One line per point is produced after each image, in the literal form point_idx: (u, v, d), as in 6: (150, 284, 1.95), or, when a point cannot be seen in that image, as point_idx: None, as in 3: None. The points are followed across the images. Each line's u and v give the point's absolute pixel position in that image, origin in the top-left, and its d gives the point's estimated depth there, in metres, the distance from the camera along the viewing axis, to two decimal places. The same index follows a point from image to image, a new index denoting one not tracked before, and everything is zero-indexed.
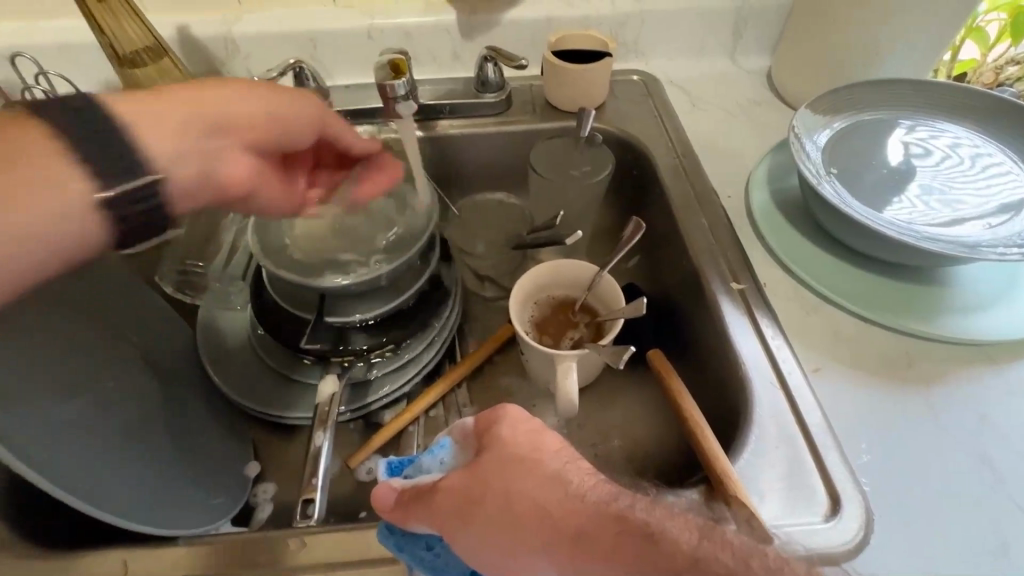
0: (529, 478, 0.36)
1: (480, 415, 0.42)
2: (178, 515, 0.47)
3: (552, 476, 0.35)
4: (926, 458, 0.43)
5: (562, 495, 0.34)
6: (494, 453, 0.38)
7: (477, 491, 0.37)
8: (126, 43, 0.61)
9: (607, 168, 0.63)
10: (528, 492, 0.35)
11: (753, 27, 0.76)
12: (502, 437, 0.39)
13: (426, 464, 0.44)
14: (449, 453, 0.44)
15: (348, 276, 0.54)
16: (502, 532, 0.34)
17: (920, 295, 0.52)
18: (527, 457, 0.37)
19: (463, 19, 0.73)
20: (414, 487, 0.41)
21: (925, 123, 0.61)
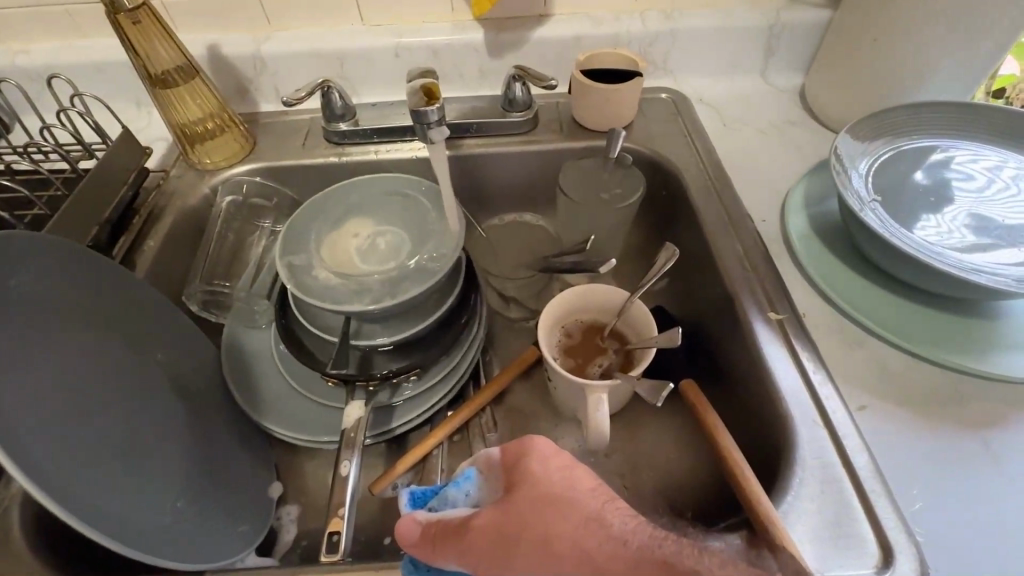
0: (568, 518, 0.35)
1: (506, 448, 0.42)
2: (213, 545, 0.46)
3: (592, 517, 0.35)
4: (983, 509, 0.41)
5: (604, 536, 0.35)
6: (527, 489, 0.38)
7: (514, 529, 0.36)
8: (158, 62, 0.61)
9: (638, 189, 0.61)
10: (567, 533, 0.35)
11: (786, 45, 0.75)
12: (535, 472, 0.38)
13: (450, 497, 0.41)
14: (476, 486, 0.41)
15: (377, 302, 0.54)
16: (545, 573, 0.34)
17: (972, 332, 0.49)
18: (564, 495, 0.37)
19: (491, 36, 0.72)
20: (440, 520, 0.39)
21: (968, 146, 0.59)
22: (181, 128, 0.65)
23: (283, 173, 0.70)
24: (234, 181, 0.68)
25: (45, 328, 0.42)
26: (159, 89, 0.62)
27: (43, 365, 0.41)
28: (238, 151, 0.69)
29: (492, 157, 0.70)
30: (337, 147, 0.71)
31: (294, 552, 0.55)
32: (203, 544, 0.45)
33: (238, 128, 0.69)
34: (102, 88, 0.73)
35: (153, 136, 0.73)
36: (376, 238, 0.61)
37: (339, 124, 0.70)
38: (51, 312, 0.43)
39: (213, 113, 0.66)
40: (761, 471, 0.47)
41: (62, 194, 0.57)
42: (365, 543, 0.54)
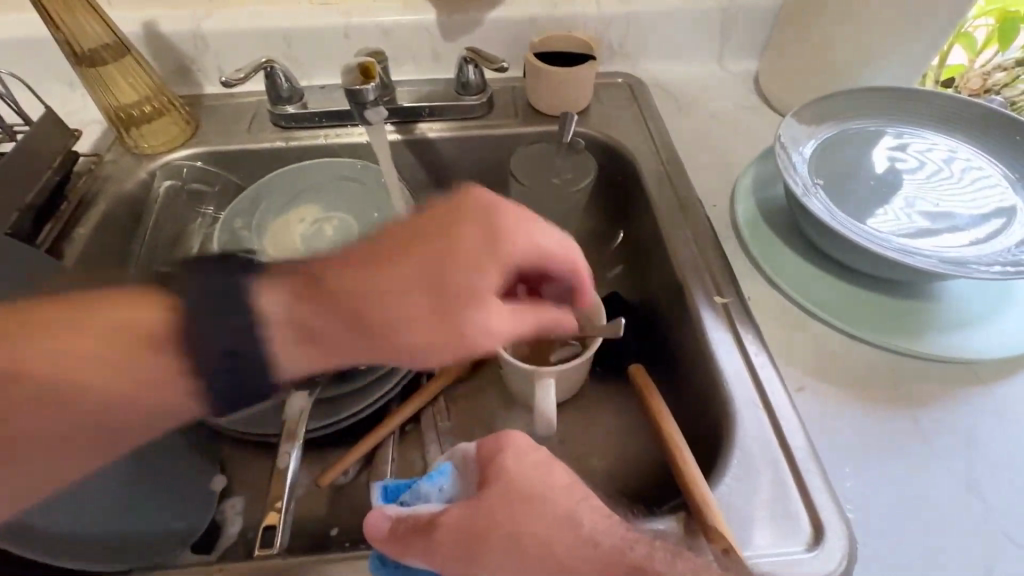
0: (539, 518, 0.35)
1: (483, 443, 0.41)
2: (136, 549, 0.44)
3: (563, 516, 0.35)
4: (912, 487, 0.42)
5: (574, 537, 0.34)
6: (501, 486, 0.37)
7: (483, 531, 0.35)
8: (85, 40, 0.58)
9: (590, 173, 0.61)
10: (535, 532, 0.35)
11: (741, 31, 0.75)
12: (509, 471, 0.38)
13: (423, 491, 0.40)
14: (449, 481, 0.41)
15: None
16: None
17: (908, 314, 0.50)
18: (540, 494, 0.36)
19: (443, 19, 0.70)
20: (407, 515, 0.38)
21: (913, 133, 0.60)
22: (115, 112, 0.62)
23: (227, 158, 0.67)
24: (175, 165, 0.65)
25: None
26: (87, 68, 0.59)
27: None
28: (179, 135, 0.66)
29: (446, 143, 0.68)
30: (285, 131, 0.68)
31: (238, 545, 0.52)
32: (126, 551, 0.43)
33: (178, 112, 0.66)
34: (26, 67, 0.69)
35: (87, 119, 0.69)
36: (323, 224, 0.60)
37: (286, 107, 0.68)
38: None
39: (151, 96, 0.63)
40: (702, 453, 0.47)
41: None
42: (314, 538, 0.52)
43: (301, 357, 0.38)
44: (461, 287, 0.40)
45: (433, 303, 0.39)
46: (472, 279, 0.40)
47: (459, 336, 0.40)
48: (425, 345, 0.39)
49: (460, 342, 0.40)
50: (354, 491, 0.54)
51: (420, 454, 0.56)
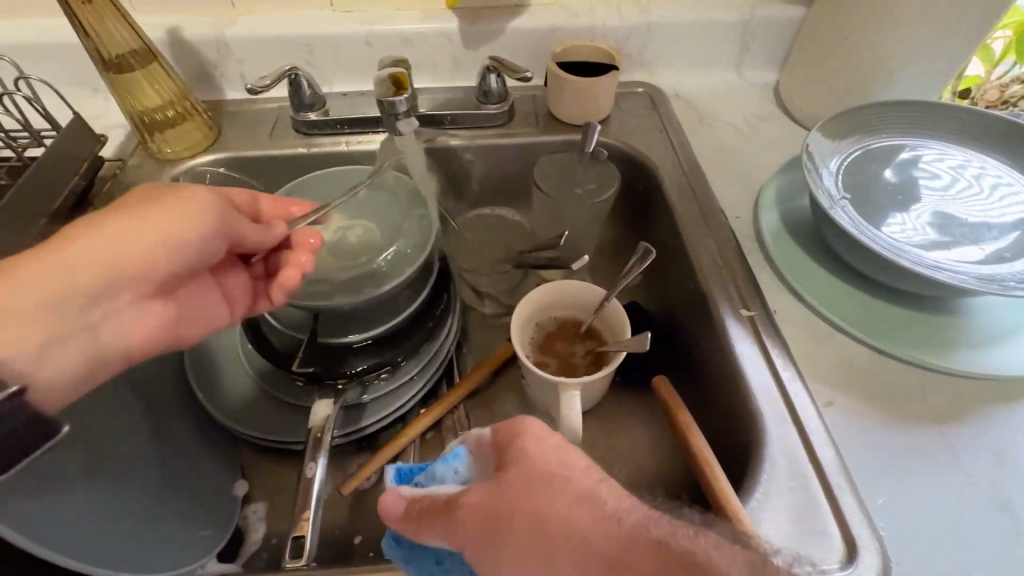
0: (559, 495, 0.33)
1: (499, 427, 0.39)
2: (150, 558, 0.43)
3: (583, 495, 0.32)
4: (944, 505, 0.42)
5: (597, 516, 0.31)
6: (520, 469, 0.35)
7: (500, 513, 0.33)
8: (113, 46, 0.58)
9: (613, 186, 0.60)
10: (560, 513, 0.32)
11: (762, 42, 0.75)
12: (527, 452, 0.36)
13: (439, 473, 0.40)
14: (465, 464, 0.40)
15: (350, 296, 0.52)
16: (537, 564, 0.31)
17: (934, 329, 0.50)
18: (556, 474, 0.34)
19: (465, 27, 0.70)
20: (426, 499, 0.37)
21: (937, 147, 0.60)
22: (139, 116, 0.62)
23: (249, 164, 0.68)
24: (197, 170, 0.66)
25: None
26: (114, 73, 0.59)
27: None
28: (201, 140, 0.66)
29: (468, 151, 0.68)
30: (306, 137, 0.69)
31: (261, 553, 0.53)
32: (140, 561, 0.42)
33: (201, 117, 0.66)
34: (53, 72, 0.69)
35: (110, 123, 0.69)
36: (346, 232, 0.59)
37: (309, 113, 0.68)
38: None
39: (174, 101, 0.63)
40: (729, 467, 0.48)
41: (8, 183, 0.53)
42: (336, 546, 0.52)
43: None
44: (165, 199, 0.42)
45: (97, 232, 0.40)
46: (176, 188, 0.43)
47: (154, 233, 0.41)
48: (141, 247, 0.41)
49: (161, 237, 0.41)
50: (376, 499, 0.54)
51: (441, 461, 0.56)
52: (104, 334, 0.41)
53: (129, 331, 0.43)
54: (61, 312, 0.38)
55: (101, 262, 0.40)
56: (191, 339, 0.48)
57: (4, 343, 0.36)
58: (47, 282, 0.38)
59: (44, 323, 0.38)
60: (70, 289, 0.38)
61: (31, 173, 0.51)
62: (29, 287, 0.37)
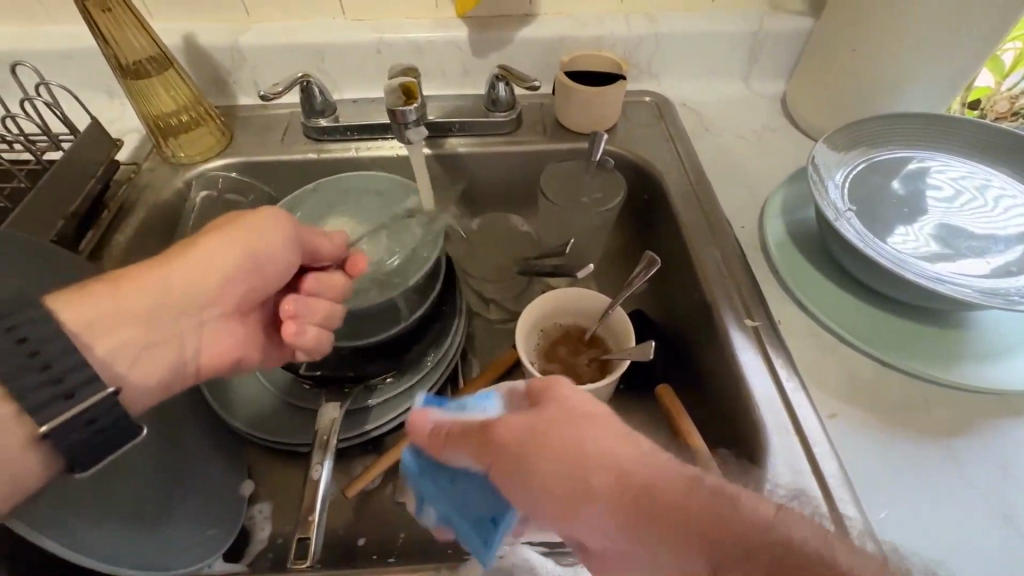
0: (598, 433, 0.32)
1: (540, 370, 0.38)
2: (161, 556, 0.43)
3: (623, 435, 0.32)
4: (948, 519, 0.42)
5: (636, 453, 0.31)
6: (561, 404, 0.34)
7: (537, 442, 0.32)
8: (129, 52, 0.59)
9: (618, 196, 0.61)
10: (599, 446, 0.32)
11: (769, 52, 0.75)
12: (569, 393, 0.35)
13: (472, 405, 0.40)
14: (499, 404, 0.40)
15: (372, 296, 0.54)
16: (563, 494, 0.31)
17: (939, 342, 0.50)
18: (596, 414, 0.33)
19: (475, 36, 0.71)
20: (457, 422, 0.37)
21: (945, 160, 0.60)
22: (154, 121, 0.63)
23: (260, 168, 0.69)
24: (209, 175, 0.66)
25: None
26: (131, 79, 0.60)
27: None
28: (214, 145, 0.67)
29: (475, 158, 0.69)
30: (316, 143, 0.70)
31: (267, 553, 0.53)
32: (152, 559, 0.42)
33: (214, 122, 0.67)
34: (71, 77, 0.71)
35: (125, 128, 0.71)
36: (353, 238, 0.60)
37: (319, 119, 0.69)
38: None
39: (188, 106, 0.64)
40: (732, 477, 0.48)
41: (27, 187, 0.55)
42: (340, 547, 0.52)
43: (99, 313, 0.38)
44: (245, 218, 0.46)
45: (187, 252, 0.43)
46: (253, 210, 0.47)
47: (236, 248, 0.44)
48: (225, 261, 0.44)
49: (243, 251, 0.45)
50: (381, 500, 0.54)
51: None
52: (192, 346, 0.44)
53: (211, 346, 0.45)
54: (155, 324, 0.41)
55: (189, 278, 0.43)
56: (254, 363, 0.49)
57: (104, 346, 0.38)
58: (147, 294, 0.41)
59: (143, 332, 0.40)
60: (165, 303, 0.42)
61: (48, 176, 0.52)
62: (134, 300, 0.40)
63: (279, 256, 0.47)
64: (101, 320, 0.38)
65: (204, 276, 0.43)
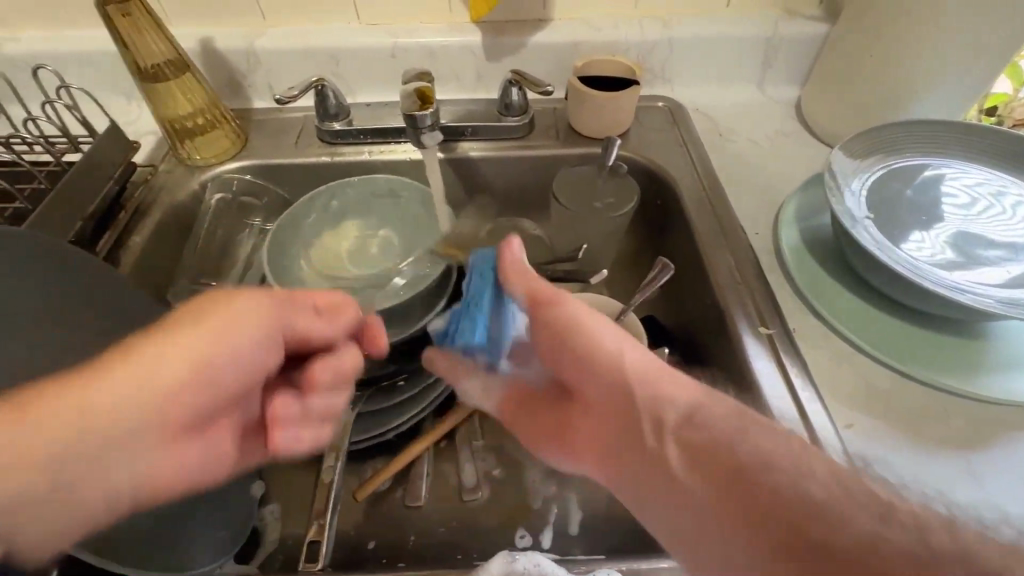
0: (648, 366, 0.37)
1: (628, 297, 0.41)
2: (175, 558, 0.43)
3: (675, 382, 0.36)
4: None
5: (678, 394, 0.36)
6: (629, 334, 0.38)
7: (586, 335, 0.37)
8: (148, 56, 0.60)
9: (631, 201, 0.61)
10: (648, 372, 0.36)
11: (783, 57, 0.75)
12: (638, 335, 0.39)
13: None
14: None
15: (390, 296, 0.56)
16: (588, 356, 0.37)
17: (957, 352, 0.50)
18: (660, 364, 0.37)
19: (488, 40, 0.71)
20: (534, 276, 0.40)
21: (964, 167, 0.59)
22: (170, 123, 0.64)
23: (274, 171, 0.69)
24: (223, 178, 0.67)
25: None
26: (148, 82, 0.60)
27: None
28: (229, 148, 0.68)
29: (487, 162, 0.69)
30: (329, 145, 0.70)
31: (276, 555, 0.53)
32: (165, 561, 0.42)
33: (229, 125, 0.68)
34: (90, 80, 0.72)
35: (142, 130, 0.71)
36: (366, 242, 0.61)
37: (333, 122, 0.69)
38: (32, 313, 0.42)
39: (204, 109, 0.65)
40: None
41: (46, 188, 0.55)
42: (350, 552, 0.52)
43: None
44: (217, 302, 0.36)
45: (133, 356, 0.31)
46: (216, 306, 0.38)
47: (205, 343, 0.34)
48: (185, 363, 0.33)
49: (214, 348, 0.34)
50: (391, 505, 0.54)
51: (455, 470, 0.56)
52: (133, 487, 0.31)
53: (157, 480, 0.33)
54: (81, 465, 0.29)
55: (136, 390, 0.31)
56: (213, 482, 0.37)
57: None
58: (76, 420, 0.29)
59: (62, 478, 0.28)
60: (100, 432, 0.29)
61: (66, 178, 0.53)
62: (54, 432, 0.28)
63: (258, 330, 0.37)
64: (8, 474, 0.26)
65: (153, 386, 0.32)
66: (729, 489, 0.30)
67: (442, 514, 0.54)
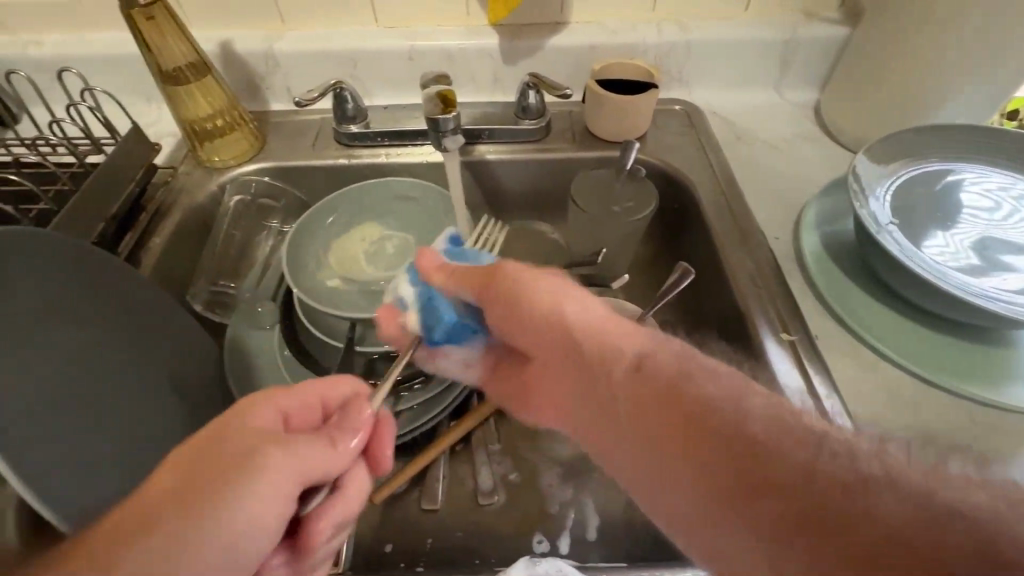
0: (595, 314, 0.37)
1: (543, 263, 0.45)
2: None
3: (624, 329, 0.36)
4: None
5: (626, 339, 0.35)
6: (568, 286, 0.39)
7: (525, 290, 0.38)
8: (170, 59, 0.60)
9: (650, 204, 0.60)
10: (590, 319, 0.36)
11: (803, 60, 0.74)
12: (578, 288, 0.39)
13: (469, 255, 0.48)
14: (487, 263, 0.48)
15: None
16: (527, 305, 0.37)
17: (983, 361, 0.49)
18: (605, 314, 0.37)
19: (505, 43, 0.71)
20: (458, 268, 0.43)
21: (989, 173, 0.58)
22: (190, 125, 0.64)
23: (291, 173, 0.70)
24: (242, 179, 0.67)
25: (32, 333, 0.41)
26: (170, 84, 0.61)
27: (21, 376, 0.39)
28: (248, 149, 0.68)
29: (504, 165, 0.69)
30: (347, 148, 0.70)
31: None
32: None
33: (247, 127, 0.68)
34: (111, 82, 0.72)
35: (161, 132, 0.72)
36: (382, 244, 0.62)
37: (350, 125, 0.69)
38: (35, 313, 0.42)
39: (223, 111, 0.65)
40: None
41: (69, 190, 0.56)
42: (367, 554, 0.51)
43: None
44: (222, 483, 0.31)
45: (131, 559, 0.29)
46: (242, 423, 0.35)
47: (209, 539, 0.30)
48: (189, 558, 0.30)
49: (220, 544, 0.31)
50: (407, 508, 0.54)
51: (471, 474, 0.56)
52: None
53: None
54: None
55: None
56: None
57: None
58: None
59: None
60: None
61: (89, 180, 0.53)
62: None
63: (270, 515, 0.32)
64: None
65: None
66: (693, 432, 0.29)
67: (459, 518, 0.53)
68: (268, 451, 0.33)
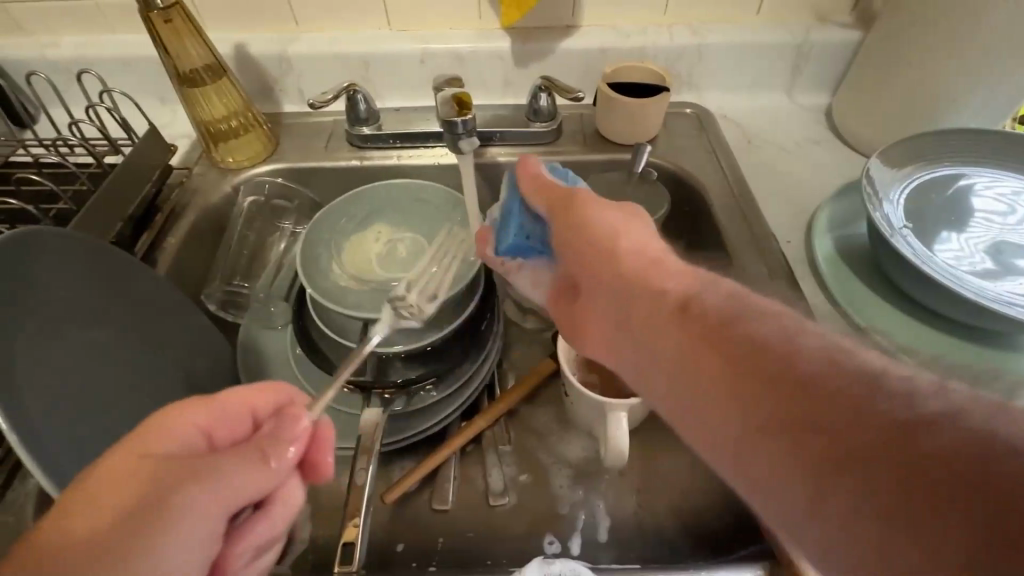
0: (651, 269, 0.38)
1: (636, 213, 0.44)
2: None
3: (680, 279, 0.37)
4: None
5: (682, 288, 0.37)
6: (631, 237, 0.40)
7: (591, 234, 0.40)
8: (187, 61, 0.61)
9: (663, 207, 0.60)
10: (643, 266, 0.38)
11: (814, 64, 0.74)
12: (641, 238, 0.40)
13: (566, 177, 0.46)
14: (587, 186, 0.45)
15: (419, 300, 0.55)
16: (591, 247, 0.40)
17: (996, 367, 0.49)
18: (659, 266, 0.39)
19: (517, 46, 0.72)
20: (552, 184, 0.43)
21: (1004, 178, 0.58)
22: (205, 126, 0.65)
23: (304, 174, 0.70)
24: (256, 181, 0.68)
25: (53, 332, 0.42)
26: (186, 86, 0.62)
27: (43, 374, 0.40)
28: (261, 150, 0.69)
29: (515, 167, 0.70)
30: (359, 149, 0.71)
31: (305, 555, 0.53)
32: None
33: (261, 128, 0.69)
34: (127, 84, 0.73)
35: (176, 133, 0.73)
36: (394, 245, 0.61)
37: (363, 127, 0.70)
38: (55, 313, 0.43)
39: (237, 113, 0.66)
40: None
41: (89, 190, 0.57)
42: (378, 553, 0.52)
43: None
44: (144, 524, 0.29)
45: None
46: (151, 454, 0.33)
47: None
48: None
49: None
50: (418, 508, 0.54)
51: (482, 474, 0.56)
52: None
53: None
54: None
55: None
56: None
57: None
58: None
59: None
60: None
61: (109, 180, 0.54)
62: None
63: (197, 550, 0.31)
64: None
65: None
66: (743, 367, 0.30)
67: (469, 518, 0.54)
68: (188, 484, 0.31)
